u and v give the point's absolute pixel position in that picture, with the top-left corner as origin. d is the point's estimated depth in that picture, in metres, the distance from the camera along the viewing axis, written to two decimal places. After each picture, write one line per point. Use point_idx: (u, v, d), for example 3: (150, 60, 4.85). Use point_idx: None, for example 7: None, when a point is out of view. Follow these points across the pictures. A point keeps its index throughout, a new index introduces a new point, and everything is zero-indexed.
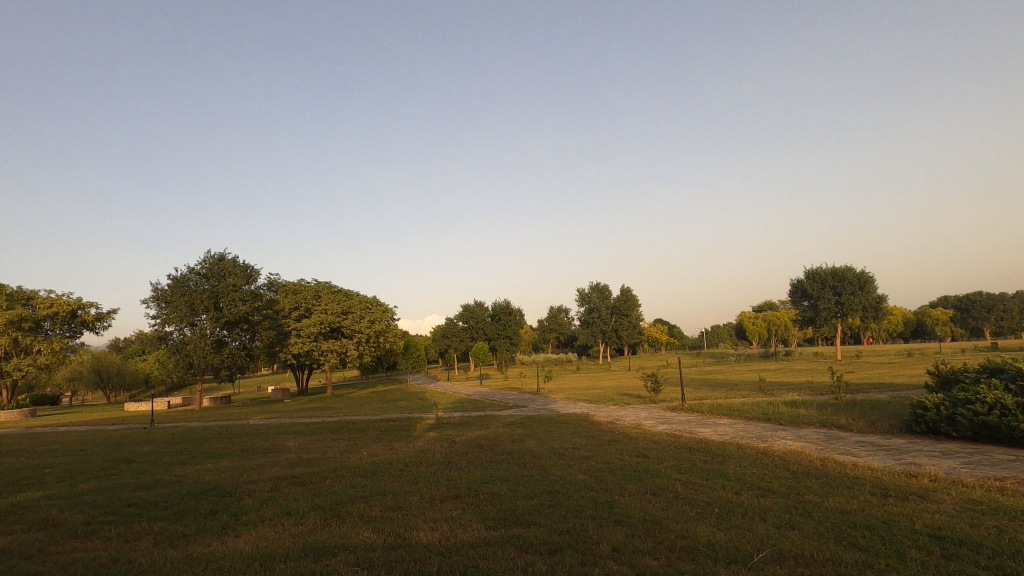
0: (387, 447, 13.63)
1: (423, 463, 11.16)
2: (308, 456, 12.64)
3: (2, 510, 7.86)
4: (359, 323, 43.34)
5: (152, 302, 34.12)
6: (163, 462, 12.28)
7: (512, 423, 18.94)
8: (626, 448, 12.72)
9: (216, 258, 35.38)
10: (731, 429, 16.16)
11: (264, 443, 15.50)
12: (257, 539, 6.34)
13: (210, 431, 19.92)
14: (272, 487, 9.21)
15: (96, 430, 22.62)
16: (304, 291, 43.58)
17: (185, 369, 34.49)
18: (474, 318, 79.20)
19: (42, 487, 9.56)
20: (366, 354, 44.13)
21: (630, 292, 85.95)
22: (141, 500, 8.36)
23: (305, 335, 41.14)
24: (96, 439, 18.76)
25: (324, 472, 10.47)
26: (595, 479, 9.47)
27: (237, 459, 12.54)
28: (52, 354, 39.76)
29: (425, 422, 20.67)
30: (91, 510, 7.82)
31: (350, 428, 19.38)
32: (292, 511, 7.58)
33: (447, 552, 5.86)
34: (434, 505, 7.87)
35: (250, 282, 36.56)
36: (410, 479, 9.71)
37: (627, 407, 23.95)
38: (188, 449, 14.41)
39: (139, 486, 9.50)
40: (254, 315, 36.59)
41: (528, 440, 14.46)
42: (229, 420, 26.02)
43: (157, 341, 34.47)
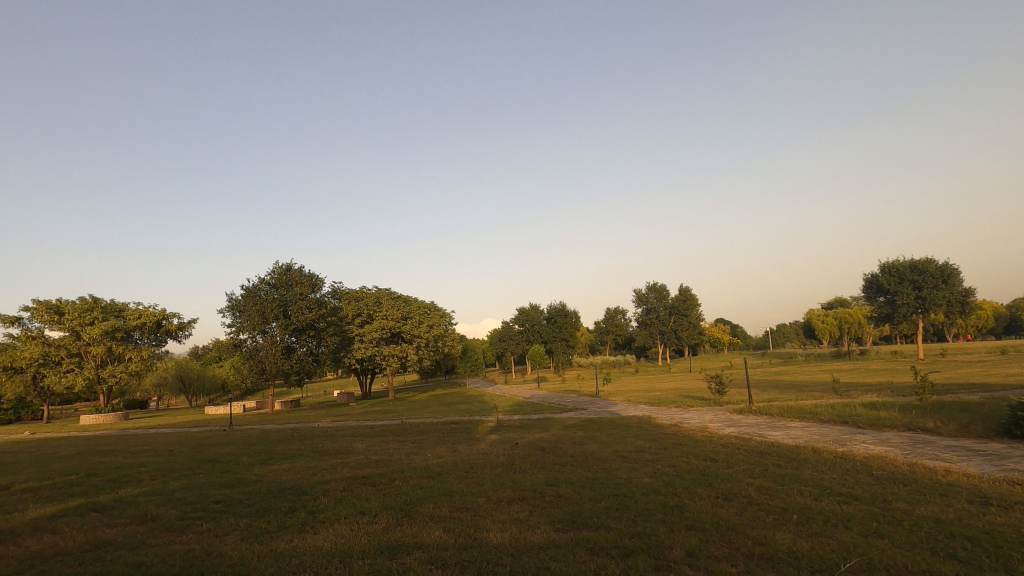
0: (451, 450, 13.88)
1: (487, 465, 11.28)
2: (376, 457, 13.05)
3: (106, 505, 8.56)
4: (418, 327, 44.44)
5: (228, 311, 36.24)
6: (244, 462, 13.03)
7: (573, 426, 18.84)
8: (693, 451, 12.36)
9: (284, 268, 37.27)
10: (805, 432, 15.36)
11: (334, 445, 16.17)
12: (334, 537, 6.58)
13: (284, 434, 21.00)
14: (344, 486, 9.57)
15: (182, 433, 24.30)
16: (365, 298, 45.09)
17: (258, 375, 36.36)
18: (530, 321, 79.38)
19: (139, 485, 10.34)
20: (425, 358, 45.08)
21: (689, 291, 83.63)
22: (226, 497, 8.89)
23: (367, 340, 42.51)
24: (183, 441, 20.13)
25: (392, 473, 10.77)
26: (662, 482, 9.25)
27: (310, 459, 13.14)
28: (142, 361, 43.03)
29: (485, 425, 20.88)
30: (183, 505, 8.41)
31: (413, 431, 19.89)
32: (365, 511, 7.82)
33: (518, 553, 5.89)
34: (501, 506, 7.95)
35: (316, 290, 38.21)
36: (476, 480, 9.83)
37: (691, 410, 23.28)
38: (267, 450, 15.23)
39: (223, 484, 10.12)
40: (320, 322, 38.18)
41: (590, 443, 14.30)
42: (300, 423, 27.21)
43: (233, 349, 36.54)
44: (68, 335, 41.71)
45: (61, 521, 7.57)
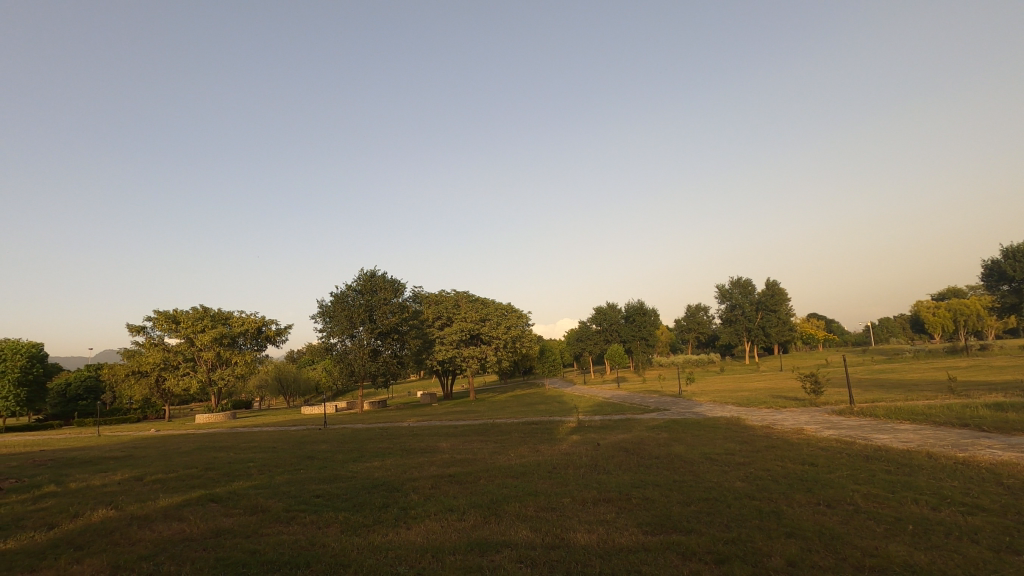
0: (533, 449, 14.01)
1: (570, 466, 11.26)
2: (461, 456, 13.36)
3: (223, 496, 9.38)
4: (496, 329, 45.11)
5: (319, 317, 38.59)
6: (339, 459, 13.83)
7: (657, 427, 18.46)
8: (788, 455, 11.65)
9: (368, 275, 39.22)
10: (917, 436, 14.06)
11: (421, 444, 16.73)
12: (426, 532, 6.83)
13: (373, 433, 22.07)
14: (433, 484, 9.90)
15: (283, 431, 26.17)
16: (445, 301, 46.45)
17: (348, 376, 38.33)
18: (607, 320, 78.23)
19: (249, 478, 11.26)
20: (504, 359, 45.59)
21: (778, 286, 79.04)
22: (324, 492, 9.47)
23: (448, 343, 43.66)
24: (284, 438, 21.62)
25: (477, 471, 11.01)
26: (756, 487, 8.81)
27: (398, 458, 13.68)
28: (246, 365, 46.68)
29: (566, 425, 20.90)
30: (288, 499, 9.05)
31: (496, 430, 20.23)
32: (454, 508, 8.05)
33: (607, 555, 5.83)
34: (587, 507, 7.90)
35: (398, 295, 39.81)
36: (560, 481, 9.82)
37: (785, 411, 22.01)
38: (359, 449, 16.10)
39: (323, 479, 10.80)
40: (403, 325, 39.72)
41: (676, 444, 13.86)
42: (388, 422, 28.40)
43: (325, 352, 38.82)
44: (184, 342, 46.11)
45: (187, 510, 8.39)
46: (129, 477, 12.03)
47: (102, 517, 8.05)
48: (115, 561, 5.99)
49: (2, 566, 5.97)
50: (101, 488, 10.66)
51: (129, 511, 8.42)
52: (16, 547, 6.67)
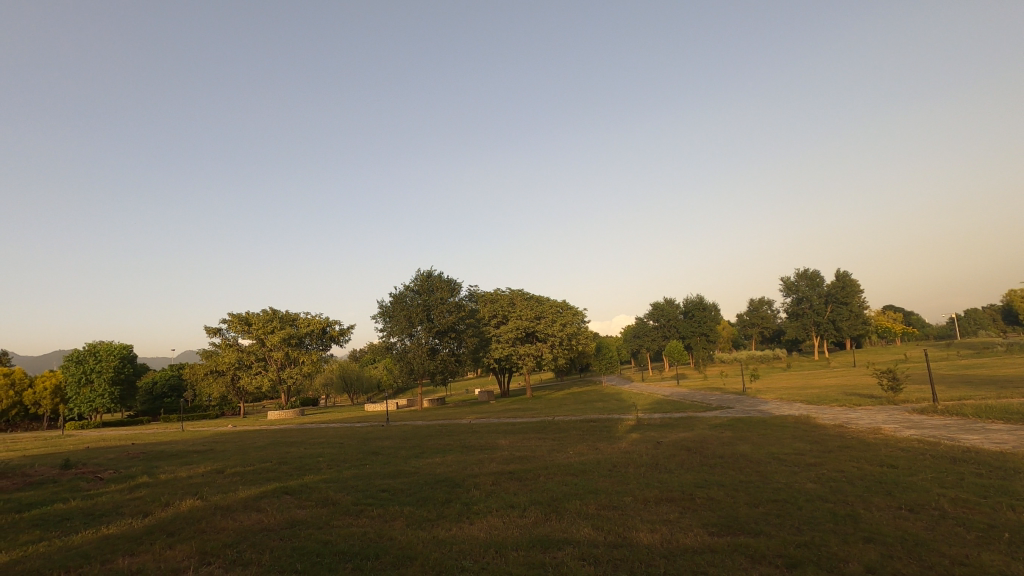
0: (592, 447, 13.91)
1: (631, 464, 11.08)
2: (519, 454, 13.46)
3: (295, 489, 9.89)
4: (552, 326, 45.03)
5: (380, 317, 39.89)
6: (402, 455, 14.25)
7: (720, 425, 17.93)
8: (864, 456, 11.02)
9: (425, 275, 40.17)
10: (1012, 436, 12.96)
11: (480, 441, 17.00)
12: (488, 528, 6.94)
13: (434, 430, 22.60)
14: (493, 480, 10.04)
15: (349, 427, 27.25)
16: (500, 300, 46.88)
17: (408, 375, 39.37)
18: (665, 316, 76.59)
19: (319, 472, 11.79)
20: (560, 357, 45.47)
21: (849, 277, 74.77)
22: (389, 487, 9.79)
23: (504, 340, 44.02)
24: (350, 434, 22.49)
25: (537, 469, 11.04)
26: (829, 488, 8.40)
27: (459, 454, 13.93)
28: (312, 364, 48.83)
29: (625, 423, 20.64)
30: (356, 492, 9.42)
31: (554, 428, 20.24)
32: (515, 504, 8.13)
33: (671, 556, 5.73)
34: (650, 507, 7.79)
35: (454, 294, 40.53)
36: (620, 479, 9.73)
37: (860, 409, 20.80)
38: (421, 445, 16.52)
39: (388, 474, 11.17)
40: (460, 324, 40.36)
41: (741, 444, 13.39)
42: (448, 419, 29.01)
43: (386, 351, 40.04)
44: (256, 343, 48.74)
45: (264, 501, 8.90)
46: (212, 469, 12.88)
47: (190, 507, 8.68)
48: (203, 548, 6.45)
49: (107, 549, 6.56)
50: (186, 480, 11.47)
51: (213, 501, 9.03)
52: (117, 532, 7.30)
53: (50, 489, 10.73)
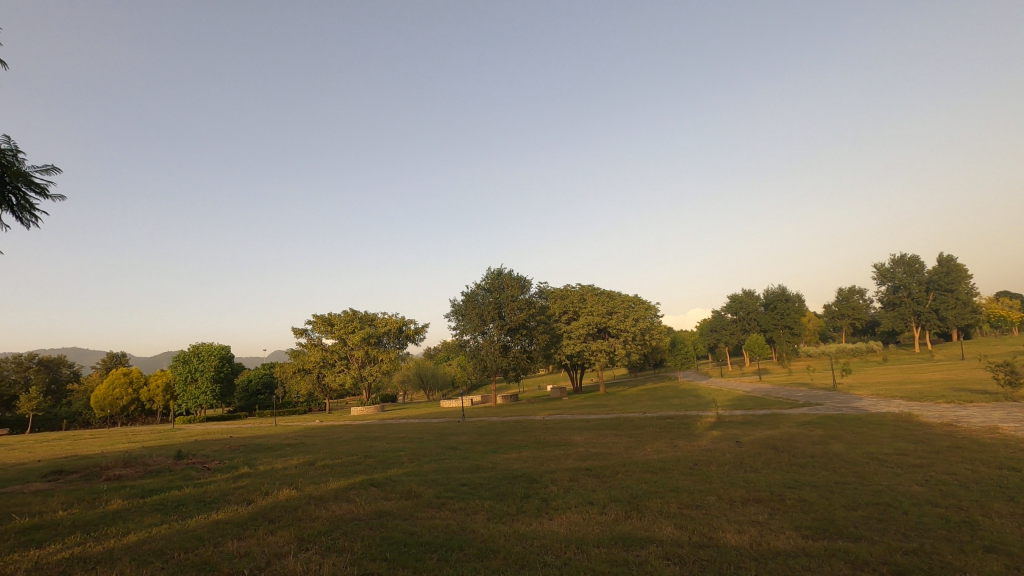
0: (671, 445, 13.56)
1: (713, 463, 10.70)
2: (596, 450, 13.35)
3: (381, 481, 10.35)
4: (624, 321, 44.23)
5: (453, 316, 40.88)
6: (479, 450, 14.55)
7: (809, 423, 16.92)
8: (980, 457, 10.02)
9: (496, 273, 40.73)
10: None
11: (555, 437, 17.00)
12: (568, 524, 6.95)
13: (508, 426, 22.88)
14: (571, 477, 10.03)
15: (427, 423, 28.17)
16: (571, 296, 46.74)
17: (481, 372, 40.03)
18: (744, 309, 73.24)
19: (402, 466, 12.27)
20: (634, 352, 44.59)
21: (954, 261, 68.10)
22: (469, 481, 10.01)
23: (576, 337, 43.77)
24: (429, 430, 23.25)
25: (614, 466, 10.90)
26: (939, 492, 7.72)
27: (534, 450, 13.98)
28: (390, 362, 50.88)
29: (705, 420, 19.97)
30: (438, 486, 9.71)
31: (630, 425, 19.91)
32: (594, 501, 8.08)
33: (762, 558, 5.49)
34: (736, 507, 7.48)
35: (524, 292, 40.79)
36: (703, 478, 9.41)
37: (971, 406, 18.94)
38: (496, 441, 16.78)
39: (467, 469, 11.43)
40: (531, 321, 40.52)
41: (834, 443, 12.58)
42: (522, 415, 29.22)
43: (460, 349, 40.97)
44: (338, 342, 51.40)
45: (353, 493, 9.38)
46: (304, 462, 13.72)
47: (287, 496, 9.31)
48: (300, 535, 6.89)
49: (217, 533, 7.17)
50: (282, 471, 12.31)
51: (307, 491, 9.64)
52: (225, 517, 7.95)
53: (167, 477, 11.83)
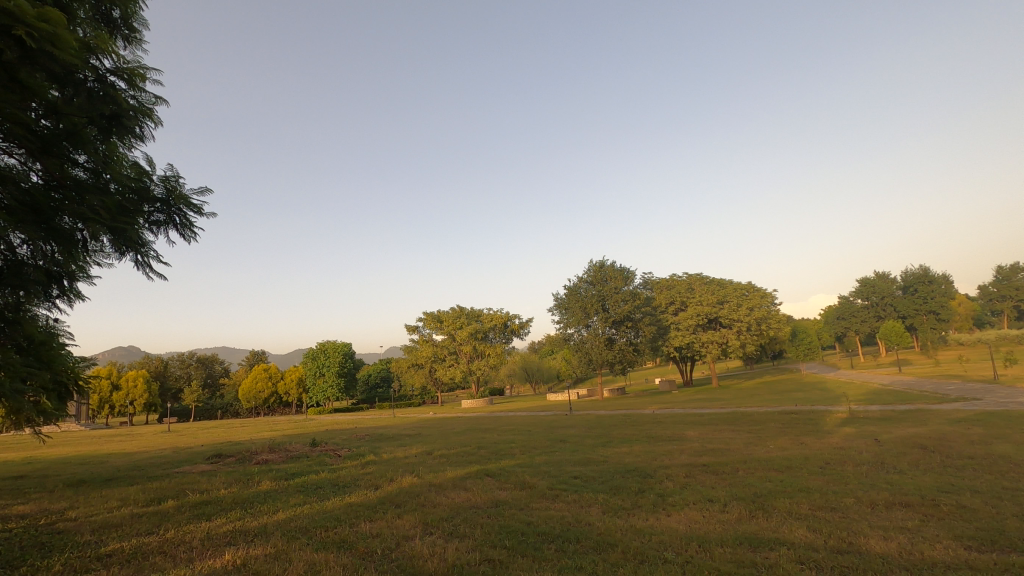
0: (797, 441, 12.61)
1: (849, 462, 9.80)
2: (712, 446, 12.76)
3: (494, 471, 10.69)
4: (737, 311, 41.68)
5: (557, 309, 41.07)
6: (589, 443, 14.50)
7: (964, 420, 14.90)
8: None
9: (598, 266, 40.30)
10: None
11: (667, 431, 16.49)
12: (688, 521, 6.72)
13: (617, 419, 22.59)
14: (687, 472, 9.69)
15: (534, 416, 28.58)
16: (677, 285, 45.06)
17: (586, 365, 39.79)
18: (877, 294, 66.27)
19: (514, 457, 12.58)
20: (749, 343, 41.96)
21: None
22: (581, 474, 10.02)
23: (684, 328, 42.12)
24: (537, 422, 23.56)
25: (734, 462, 10.37)
26: None
27: (646, 444, 13.72)
28: (497, 356, 52.13)
29: (835, 416, 18.28)
30: (550, 478, 9.83)
31: (748, 420, 18.77)
32: (714, 498, 7.74)
33: (915, 570, 4.95)
34: (880, 511, 6.78)
35: (628, 283, 39.90)
36: (838, 478, 8.65)
37: None
38: (606, 434, 16.60)
39: (578, 462, 11.44)
40: (636, 313, 39.54)
41: (999, 443, 10.97)
42: (631, 409, 28.63)
43: (564, 342, 41.04)
44: (448, 338, 53.63)
45: (470, 482, 9.77)
46: (422, 451, 14.51)
47: (410, 482, 9.93)
48: (425, 519, 7.31)
49: (353, 514, 7.80)
50: (404, 459, 13.14)
51: (427, 479, 10.20)
52: (357, 500, 8.65)
53: (306, 462, 13.11)
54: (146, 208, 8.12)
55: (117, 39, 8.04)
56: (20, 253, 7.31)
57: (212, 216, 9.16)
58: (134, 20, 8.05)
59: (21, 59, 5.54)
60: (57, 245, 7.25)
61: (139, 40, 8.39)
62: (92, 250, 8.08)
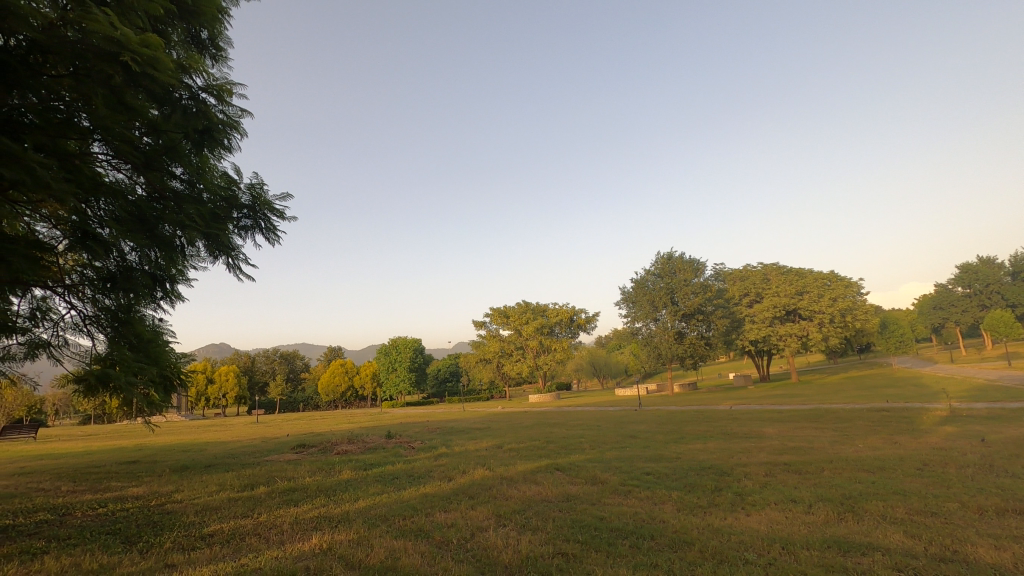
0: (890, 441, 11.75)
1: (951, 464, 9.02)
2: (794, 444, 12.15)
3: (564, 466, 10.70)
4: (818, 302, 39.24)
5: (624, 303, 40.43)
6: (661, 439, 14.19)
7: None
8: None
9: (666, 257, 39.27)
10: None
11: (744, 428, 15.84)
12: (770, 521, 6.45)
13: (689, 415, 21.97)
14: (767, 471, 9.28)
15: (603, 411, 28.34)
16: (752, 276, 43.11)
17: (656, 360, 38.87)
18: (981, 282, 60.53)
19: (583, 452, 12.51)
20: (833, 336, 39.50)
21: None
22: (653, 470, 9.82)
23: (760, 321, 40.31)
24: (606, 417, 23.30)
25: (819, 462, 9.83)
26: None
27: (722, 441, 13.23)
28: (563, 351, 51.98)
29: (933, 414, 16.90)
30: (622, 473, 9.71)
31: (833, 417, 17.70)
32: (798, 499, 7.37)
33: None
34: (990, 518, 6.20)
35: (699, 275, 38.60)
36: (939, 480, 8.00)
37: None
38: (678, 430, 16.16)
39: (650, 458, 11.22)
40: (707, 306, 38.18)
41: None
42: (704, 405, 27.73)
43: (632, 336, 40.34)
44: (514, 333, 54.06)
45: (540, 475, 9.85)
46: (492, 444, 14.74)
47: (482, 475, 10.14)
48: (498, 511, 7.45)
49: (428, 504, 8.07)
50: (475, 452, 13.42)
51: (498, 472, 10.37)
52: (432, 491, 8.93)
53: (383, 453, 13.71)
54: (235, 215, 8.71)
55: (205, 59, 8.64)
56: (129, 260, 8.04)
57: (294, 220, 9.69)
58: (220, 40, 8.64)
59: (127, 82, 6.09)
60: (160, 252, 7.92)
61: (225, 58, 8.99)
62: (190, 255, 8.76)
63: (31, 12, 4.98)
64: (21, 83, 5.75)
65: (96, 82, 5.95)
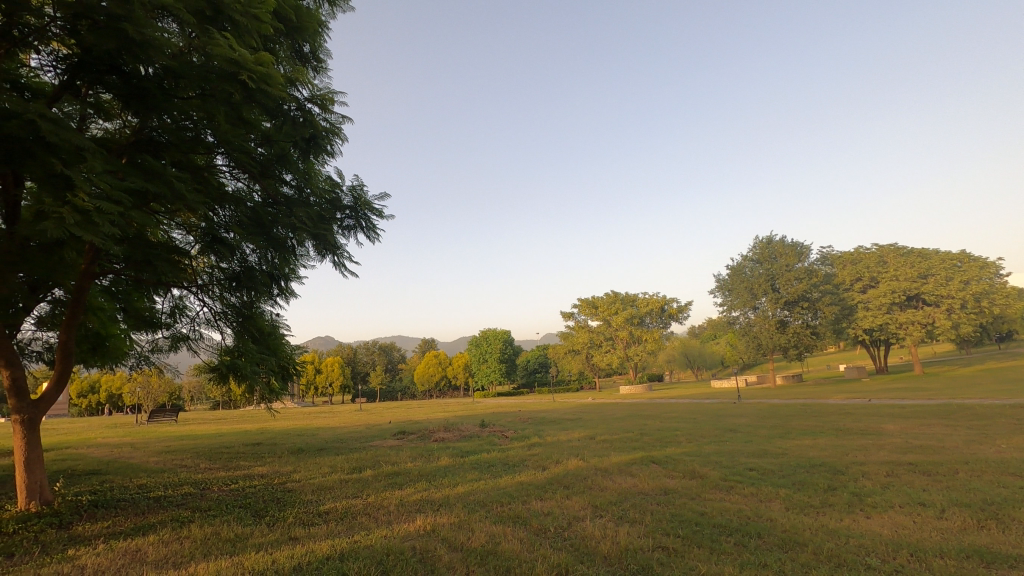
0: None
1: None
2: (920, 442, 11.01)
3: (661, 459, 10.44)
4: (945, 285, 35.24)
5: (719, 291, 38.63)
6: (765, 434, 13.44)
7: None
8: None
9: (765, 242, 36.93)
10: None
11: (860, 424, 14.59)
12: (895, 525, 5.90)
13: (795, 408, 20.60)
14: (888, 471, 8.50)
15: (699, 403, 27.35)
16: (865, 258, 39.44)
17: (755, 350, 36.74)
18: None
19: (679, 445, 12.13)
20: (964, 323, 35.31)
21: None
22: (757, 466, 9.33)
23: (875, 308, 36.94)
24: (702, 410, 22.44)
25: (952, 462, 8.85)
26: None
27: (834, 438, 12.28)
28: (655, 342, 50.36)
29: None
30: (723, 468, 9.31)
31: (967, 413, 15.86)
32: (927, 502, 6.69)
33: None
34: None
35: (803, 259, 35.91)
36: None
37: None
38: (784, 424, 15.22)
39: (753, 453, 10.66)
40: (813, 293, 35.48)
41: None
42: (811, 398, 25.88)
43: (729, 326, 38.43)
44: (603, 324, 53.38)
45: (636, 468, 9.69)
46: (585, 435, 14.69)
47: (576, 465, 10.14)
48: (594, 502, 7.42)
49: (524, 492, 8.22)
50: (567, 442, 13.45)
51: (592, 463, 10.32)
52: (527, 479, 9.08)
53: (478, 441, 14.13)
54: (339, 215, 9.28)
55: (309, 71, 9.25)
56: (250, 261, 8.80)
57: (390, 218, 10.13)
58: (320, 52, 9.20)
59: (245, 98, 6.68)
60: (275, 253, 8.59)
61: (325, 69, 9.56)
62: (301, 254, 9.44)
63: (165, 42, 5.60)
64: (158, 105, 6.47)
65: (219, 100, 6.57)
